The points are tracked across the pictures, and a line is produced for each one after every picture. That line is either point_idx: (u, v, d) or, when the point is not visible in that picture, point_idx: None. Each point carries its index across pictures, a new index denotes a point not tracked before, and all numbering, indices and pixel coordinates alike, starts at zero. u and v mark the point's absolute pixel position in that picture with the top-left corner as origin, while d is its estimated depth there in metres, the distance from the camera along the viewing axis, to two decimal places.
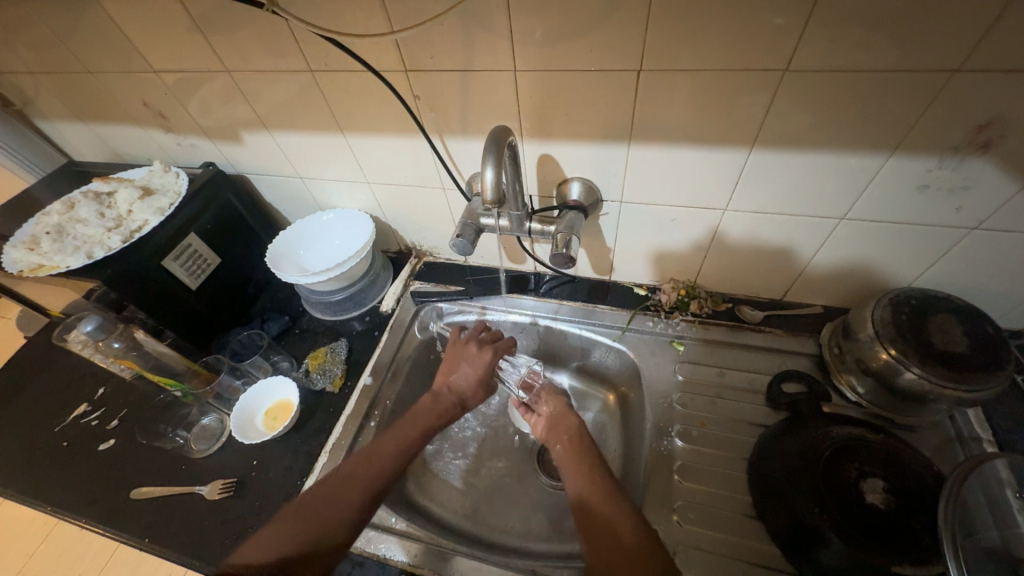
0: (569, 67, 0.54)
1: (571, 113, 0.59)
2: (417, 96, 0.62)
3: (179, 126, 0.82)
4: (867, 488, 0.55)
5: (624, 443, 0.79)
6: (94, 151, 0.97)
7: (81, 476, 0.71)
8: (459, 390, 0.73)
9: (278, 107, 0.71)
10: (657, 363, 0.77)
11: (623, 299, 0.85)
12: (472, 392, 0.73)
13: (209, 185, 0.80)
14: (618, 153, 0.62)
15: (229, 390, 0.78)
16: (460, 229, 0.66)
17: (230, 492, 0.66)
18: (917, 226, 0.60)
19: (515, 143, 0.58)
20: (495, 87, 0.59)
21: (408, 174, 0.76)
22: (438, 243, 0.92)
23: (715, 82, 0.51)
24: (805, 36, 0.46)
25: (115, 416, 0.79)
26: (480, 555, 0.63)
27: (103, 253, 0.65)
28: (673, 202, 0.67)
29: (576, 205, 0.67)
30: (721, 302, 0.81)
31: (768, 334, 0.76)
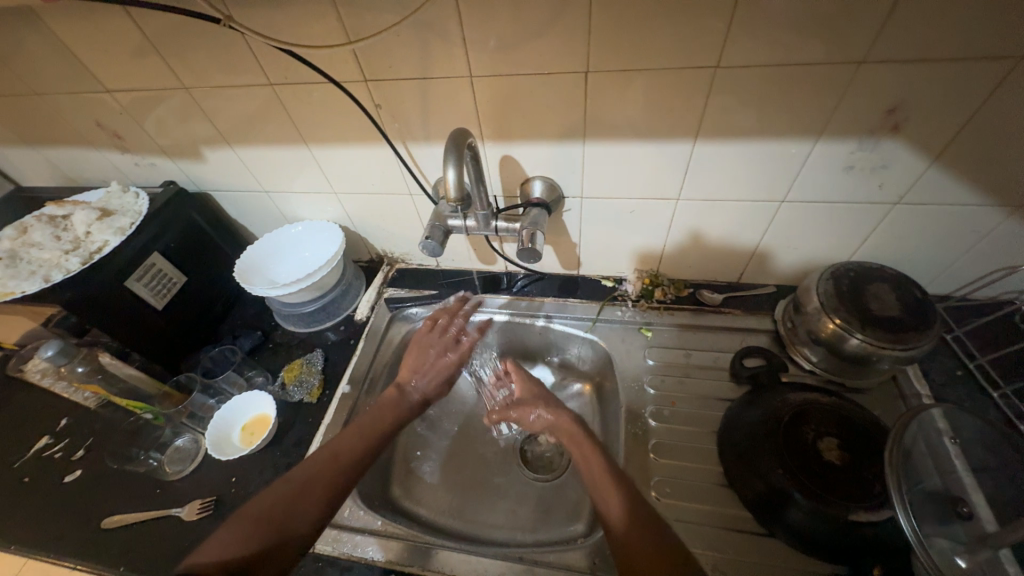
0: (522, 71, 0.57)
1: (527, 114, 0.62)
2: (378, 104, 0.64)
3: (136, 146, 0.81)
4: (823, 447, 0.59)
5: (602, 430, 0.82)
6: (44, 176, 0.94)
7: (47, 511, 0.68)
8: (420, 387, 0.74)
9: (239, 121, 0.72)
10: (628, 350, 0.81)
11: (592, 291, 0.88)
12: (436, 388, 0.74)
13: (170, 202, 0.79)
14: (575, 150, 0.66)
15: (203, 409, 0.75)
16: (429, 232, 0.68)
17: (209, 511, 0.65)
18: (848, 204, 0.66)
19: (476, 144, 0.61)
20: (453, 93, 0.61)
21: (374, 181, 0.77)
22: (409, 249, 0.93)
23: (657, 80, 0.55)
24: (732, 35, 0.50)
25: (80, 446, 0.76)
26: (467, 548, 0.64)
27: (61, 276, 0.63)
28: (630, 194, 0.71)
29: (540, 202, 0.70)
30: (684, 288, 0.85)
31: (727, 314, 0.81)
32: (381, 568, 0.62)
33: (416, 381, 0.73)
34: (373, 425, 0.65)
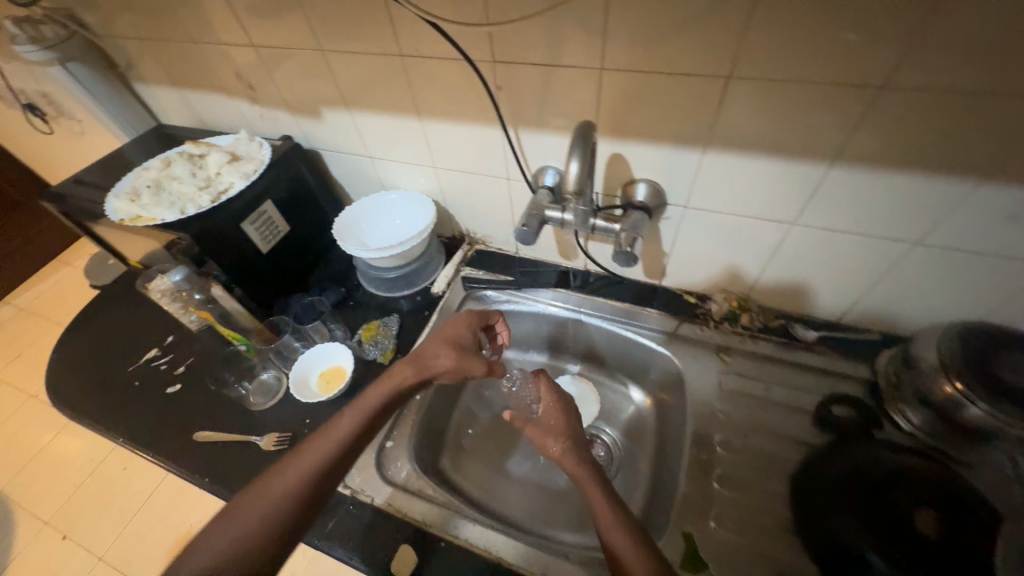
0: (657, 68, 0.55)
1: (650, 114, 0.60)
2: (500, 86, 0.65)
3: (266, 99, 0.87)
4: (916, 516, 0.54)
5: (659, 448, 0.80)
6: (182, 117, 1.04)
7: (150, 415, 0.77)
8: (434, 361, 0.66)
9: (363, 87, 0.75)
10: (703, 372, 0.77)
11: (672, 304, 0.85)
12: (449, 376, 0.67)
13: (286, 155, 0.85)
14: (691, 157, 0.63)
15: (289, 349, 0.81)
16: (525, 219, 0.68)
17: (285, 445, 0.71)
18: (998, 258, 0.58)
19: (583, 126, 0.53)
20: (578, 83, 0.60)
21: (476, 161, 0.78)
22: (493, 232, 0.94)
23: (805, 94, 0.51)
24: (908, 56, 0.45)
25: (182, 363, 0.84)
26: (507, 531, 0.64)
27: (194, 210, 0.71)
28: (740, 211, 0.67)
29: (642, 206, 0.68)
30: (774, 318, 0.80)
31: (819, 354, 0.75)
32: (430, 534, 0.63)
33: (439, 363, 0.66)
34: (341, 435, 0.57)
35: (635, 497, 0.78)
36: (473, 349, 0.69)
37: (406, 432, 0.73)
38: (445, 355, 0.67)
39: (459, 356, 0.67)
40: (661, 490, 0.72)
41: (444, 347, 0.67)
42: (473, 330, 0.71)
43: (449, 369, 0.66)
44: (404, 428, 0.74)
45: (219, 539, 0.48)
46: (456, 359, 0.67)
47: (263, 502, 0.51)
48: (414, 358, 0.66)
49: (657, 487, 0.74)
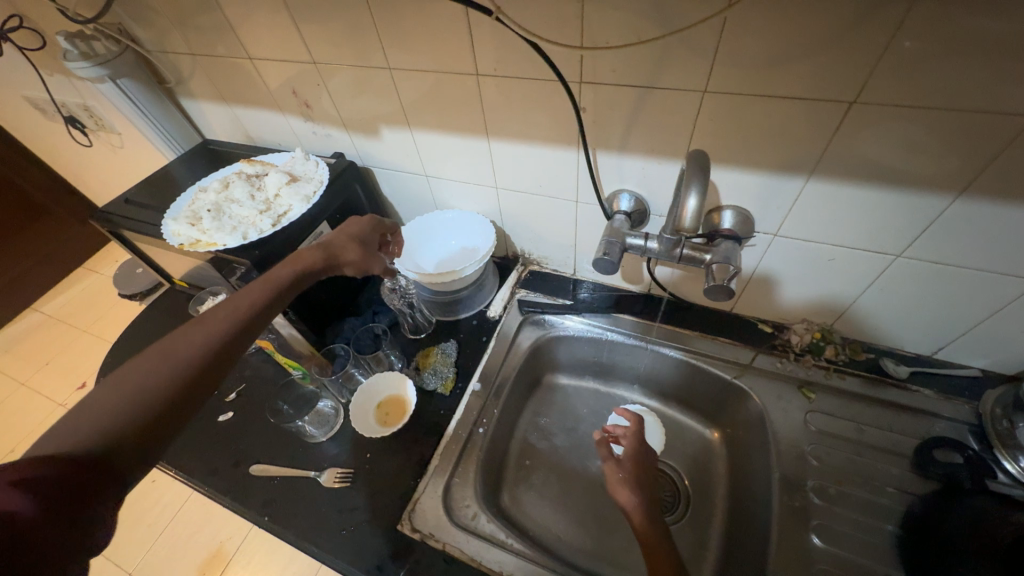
0: (769, 92, 0.51)
1: (750, 139, 0.56)
2: (584, 108, 0.61)
3: (321, 117, 0.84)
4: None
5: (734, 487, 0.75)
6: (229, 133, 1.02)
7: (204, 445, 0.74)
8: (328, 247, 0.65)
9: (429, 105, 0.72)
10: (785, 409, 0.72)
11: (746, 333, 0.81)
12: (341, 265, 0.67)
13: (343, 175, 0.82)
14: (792, 184, 0.58)
15: (345, 376, 0.78)
16: (605, 248, 0.64)
17: (347, 482, 0.67)
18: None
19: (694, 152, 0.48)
20: (674, 106, 0.56)
21: (544, 182, 0.75)
22: (550, 253, 0.90)
23: (941, 123, 0.47)
24: None
25: (233, 389, 0.82)
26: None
27: (256, 235, 0.67)
28: (838, 241, 0.62)
29: (731, 234, 0.64)
30: (860, 351, 0.75)
31: (915, 393, 0.70)
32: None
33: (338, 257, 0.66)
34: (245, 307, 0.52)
35: (710, 540, 0.73)
36: (373, 249, 0.71)
37: (472, 468, 0.70)
38: (352, 251, 0.68)
39: (365, 256, 0.69)
40: (744, 536, 0.68)
41: (349, 243, 0.68)
42: (374, 232, 0.72)
43: (357, 263, 0.68)
44: (470, 465, 0.70)
45: (99, 400, 0.39)
46: (359, 262, 0.69)
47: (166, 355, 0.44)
48: (325, 246, 0.65)
49: (738, 532, 0.70)
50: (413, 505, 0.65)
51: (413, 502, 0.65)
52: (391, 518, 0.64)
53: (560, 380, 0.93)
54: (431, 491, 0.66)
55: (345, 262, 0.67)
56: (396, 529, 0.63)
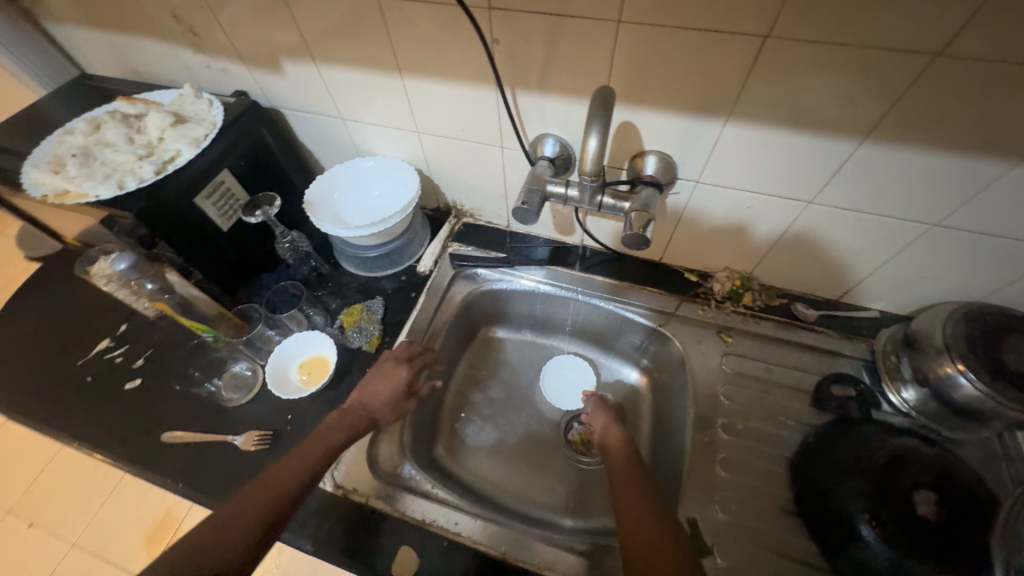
0: (687, 25, 0.47)
1: (668, 77, 0.53)
2: (497, 40, 0.55)
3: (212, 47, 0.73)
4: (919, 499, 0.53)
5: (657, 427, 0.79)
6: (111, 66, 0.88)
7: (110, 415, 0.70)
8: (369, 407, 0.64)
9: (331, 33, 0.63)
10: (703, 354, 0.75)
11: (673, 282, 0.81)
12: (386, 417, 0.65)
13: (243, 116, 0.73)
14: (712, 127, 0.57)
15: (262, 338, 0.73)
16: (525, 196, 0.61)
17: (266, 444, 0.65)
18: (1001, 239, 0.56)
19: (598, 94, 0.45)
20: (593, 39, 0.52)
21: (466, 126, 0.70)
22: (482, 204, 0.87)
23: (849, 62, 0.45)
24: (964, 30, 0.40)
25: (140, 355, 0.76)
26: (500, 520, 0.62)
27: (135, 184, 0.60)
28: (756, 188, 0.62)
29: (654, 180, 0.62)
30: (776, 297, 0.78)
31: (820, 333, 0.74)
32: (431, 533, 0.60)
33: (369, 406, 0.64)
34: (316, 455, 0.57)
35: None
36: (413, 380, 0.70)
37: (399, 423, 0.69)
38: (387, 415, 0.65)
39: (398, 412, 0.66)
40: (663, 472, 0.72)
41: (381, 398, 0.66)
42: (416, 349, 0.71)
43: (385, 410, 0.65)
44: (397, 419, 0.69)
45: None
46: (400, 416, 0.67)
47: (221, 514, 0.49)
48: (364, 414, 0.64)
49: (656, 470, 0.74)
50: (337, 463, 0.64)
51: (337, 461, 0.64)
52: None
53: (496, 333, 0.92)
54: (355, 447, 0.65)
55: (372, 415, 0.64)
56: (319, 487, 0.62)
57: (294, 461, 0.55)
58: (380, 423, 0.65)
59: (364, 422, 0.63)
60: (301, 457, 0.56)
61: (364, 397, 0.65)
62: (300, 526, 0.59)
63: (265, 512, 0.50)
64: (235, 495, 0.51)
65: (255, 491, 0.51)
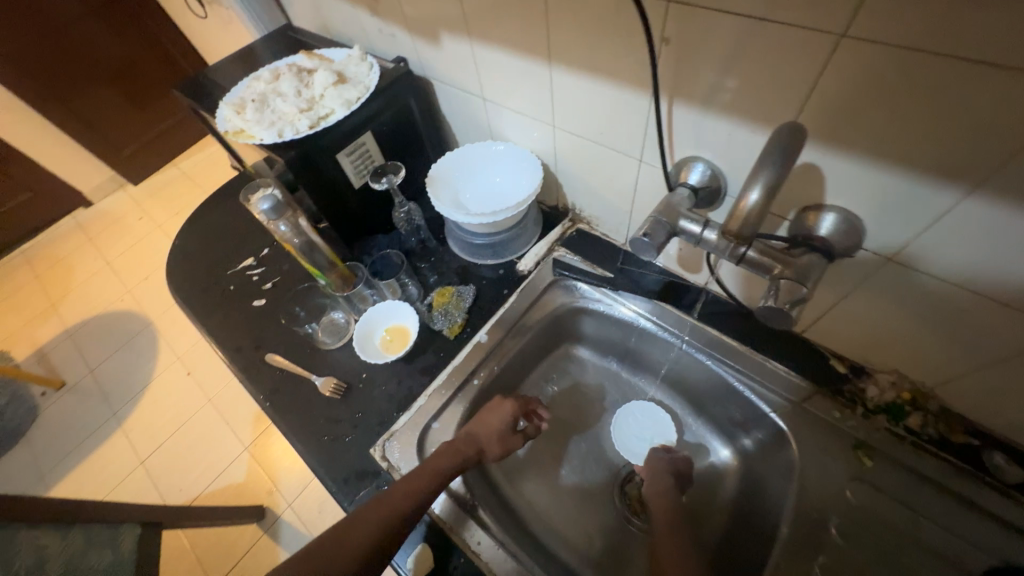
0: (952, 51, 0.33)
1: (893, 119, 0.39)
2: (668, 40, 0.46)
3: (386, 12, 0.76)
4: None
5: (733, 524, 0.67)
6: (309, 19, 0.98)
7: (237, 323, 0.82)
8: (477, 435, 0.64)
9: (491, 10, 0.60)
10: (824, 466, 0.59)
11: (810, 365, 0.65)
12: (493, 450, 0.63)
13: (395, 83, 0.75)
14: (940, 195, 0.41)
15: (360, 298, 0.78)
16: (650, 227, 0.52)
17: (339, 394, 0.71)
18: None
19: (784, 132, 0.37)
20: (795, 53, 0.40)
21: (605, 130, 0.62)
22: (602, 215, 0.79)
23: None
24: None
25: (270, 279, 0.88)
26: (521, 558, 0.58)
27: (291, 135, 0.66)
28: (984, 290, 0.44)
29: (824, 244, 0.49)
30: (963, 433, 0.56)
31: (1019, 505, 0.52)
32: (452, 543, 0.58)
33: (478, 433, 0.64)
34: (423, 479, 0.57)
35: None
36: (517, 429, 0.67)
37: (454, 417, 0.68)
38: (495, 452, 0.63)
39: (504, 448, 0.64)
40: None
41: (490, 429, 0.64)
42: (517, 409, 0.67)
43: (493, 444, 0.63)
44: (453, 413, 0.68)
45: None
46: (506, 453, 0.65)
47: (351, 525, 0.54)
48: (468, 433, 0.64)
49: None
50: (389, 435, 0.66)
51: (390, 433, 0.66)
52: (367, 440, 0.66)
53: (579, 353, 0.85)
54: (409, 426, 0.67)
55: (479, 440, 0.63)
56: (369, 451, 0.65)
57: (407, 482, 0.57)
58: (487, 455, 0.63)
59: (468, 445, 0.62)
60: (414, 478, 0.57)
61: (474, 424, 0.65)
62: (342, 481, 0.63)
63: (380, 525, 0.53)
64: (361, 507, 0.56)
65: (372, 507, 0.55)
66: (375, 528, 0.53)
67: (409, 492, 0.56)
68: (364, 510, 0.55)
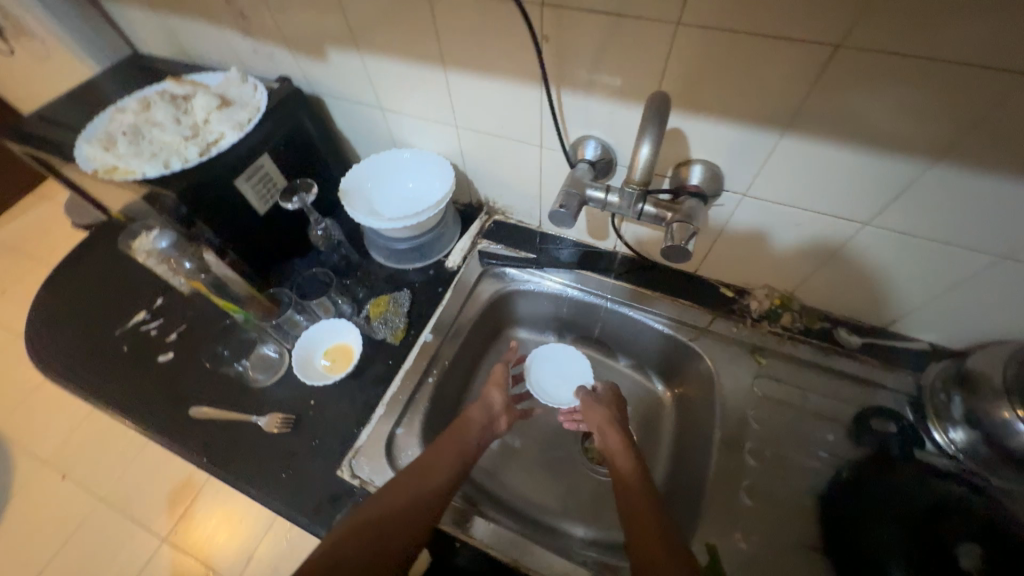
0: (749, 29, 0.45)
1: (723, 85, 0.51)
2: (546, 37, 0.54)
3: (259, 32, 0.74)
4: (961, 552, 0.51)
5: (677, 444, 0.77)
6: (162, 46, 0.90)
7: (144, 385, 0.73)
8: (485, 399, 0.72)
9: (376, 21, 0.63)
10: (734, 373, 0.72)
11: (707, 296, 0.78)
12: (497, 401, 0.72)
13: (286, 101, 0.73)
14: (766, 138, 0.54)
15: (291, 324, 0.75)
16: (563, 199, 0.60)
17: (289, 428, 0.67)
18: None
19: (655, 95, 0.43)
20: (646, 40, 0.50)
21: (505, 123, 0.68)
22: (515, 203, 0.85)
23: (928, 76, 0.42)
24: None
25: (173, 330, 0.79)
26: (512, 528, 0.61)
27: (180, 165, 0.61)
28: (807, 205, 0.59)
29: (698, 191, 0.60)
30: (817, 321, 0.73)
31: (862, 362, 0.70)
32: (440, 528, 0.60)
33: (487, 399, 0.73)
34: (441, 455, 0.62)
35: None
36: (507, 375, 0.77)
37: (416, 418, 0.69)
38: (495, 394, 0.73)
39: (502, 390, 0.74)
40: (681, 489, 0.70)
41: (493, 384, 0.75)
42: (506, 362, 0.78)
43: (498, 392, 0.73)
44: (414, 415, 0.69)
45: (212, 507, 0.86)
46: (506, 399, 0.74)
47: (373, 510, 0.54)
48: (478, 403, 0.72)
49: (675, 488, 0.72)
50: (355, 453, 0.65)
51: (355, 451, 0.65)
52: (331, 465, 0.64)
53: (519, 334, 0.91)
54: (373, 438, 0.66)
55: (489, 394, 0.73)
56: (336, 473, 0.63)
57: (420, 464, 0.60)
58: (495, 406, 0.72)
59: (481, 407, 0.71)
60: (429, 461, 0.61)
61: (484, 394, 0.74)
62: (313, 512, 0.60)
63: (402, 503, 0.55)
64: (375, 493, 0.57)
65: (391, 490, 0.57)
66: (397, 506, 0.55)
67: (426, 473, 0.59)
68: (381, 493, 0.57)
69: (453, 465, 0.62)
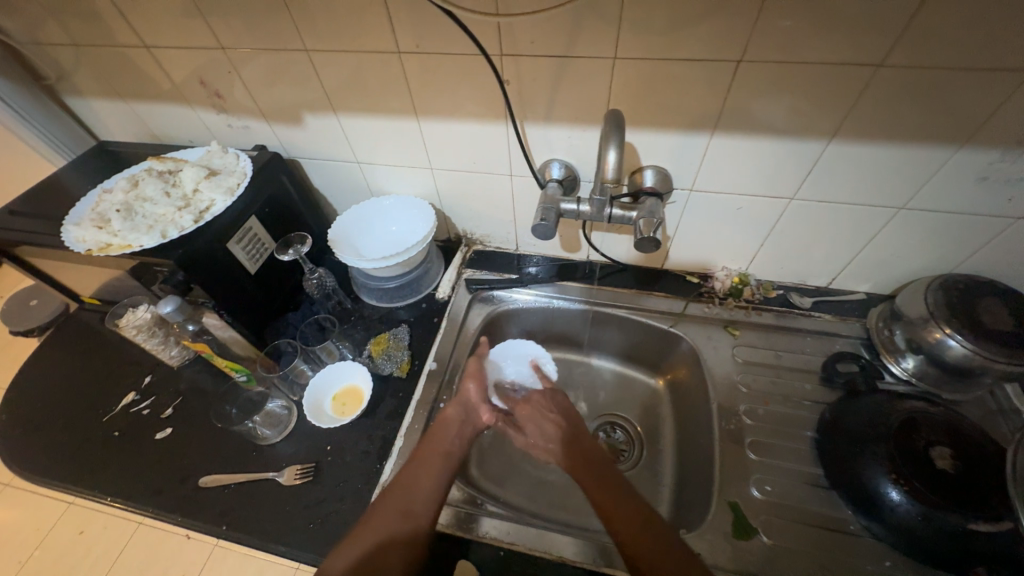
0: (672, 55, 0.56)
1: (658, 103, 0.62)
2: (508, 81, 0.64)
3: (235, 107, 0.79)
4: (935, 455, 0.57)
5: (679, 425, 0.83)
6: (131, 133, 0.93)
7: (142, 467, 0.69)
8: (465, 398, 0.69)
9: (351, 86, 0.70)
10: (715, 347, 0.80)
11: (677, 285, 0.88)
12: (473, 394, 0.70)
13: (267, 165, 0.77)
14: (700, 141, 0.65)
15: (296, 373, 0.75)
16: (543, 214, 0.67)
17: (309, 477, 0.66)
18: (958, 215, 0.64)
19: (613, 115, 0.53)
20: (591, 74, 0.60)
21: (476, 158, 0.77)
22: (492, 231, 0.93)
23: (808, 75, 0.54)
24: (895, 46, 0.50)
25: (168, 405, 0.76)
26: (523, 519, 0.63)
27: (177, 233, 0.64)
28: (743, 191, 0.70)
29: (653, 192, 0.69)
30: (773, 290, 0.85)
31: (818, 318, 0.80)
32: (467, 539, 0.61)
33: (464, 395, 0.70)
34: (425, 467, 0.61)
35: (663, 476, 0.79)
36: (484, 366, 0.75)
37: None
38: (473, 389, 0.70)
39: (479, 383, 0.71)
40: (694, 462, 0.74)
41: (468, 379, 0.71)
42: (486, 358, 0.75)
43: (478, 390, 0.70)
44: None
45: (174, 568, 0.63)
46: (483, 391, 0.71)
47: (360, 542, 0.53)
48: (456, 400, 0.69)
49: (685, 463, 0.76)
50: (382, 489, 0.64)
51: (381, 486, 0.64)
52: (359, 503, 0.63)
53: None
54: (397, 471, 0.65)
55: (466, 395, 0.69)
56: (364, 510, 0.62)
57: (404, 479, 0.59)
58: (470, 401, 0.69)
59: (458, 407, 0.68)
60: (415, 473, 0.60)
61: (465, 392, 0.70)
62: None
63: (393, 530, 0.54)
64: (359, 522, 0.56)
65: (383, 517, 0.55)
66: (388, 533, 0.54)
67: (411, 491, 0.58)
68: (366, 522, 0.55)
69: (435, 475, 0.60)
